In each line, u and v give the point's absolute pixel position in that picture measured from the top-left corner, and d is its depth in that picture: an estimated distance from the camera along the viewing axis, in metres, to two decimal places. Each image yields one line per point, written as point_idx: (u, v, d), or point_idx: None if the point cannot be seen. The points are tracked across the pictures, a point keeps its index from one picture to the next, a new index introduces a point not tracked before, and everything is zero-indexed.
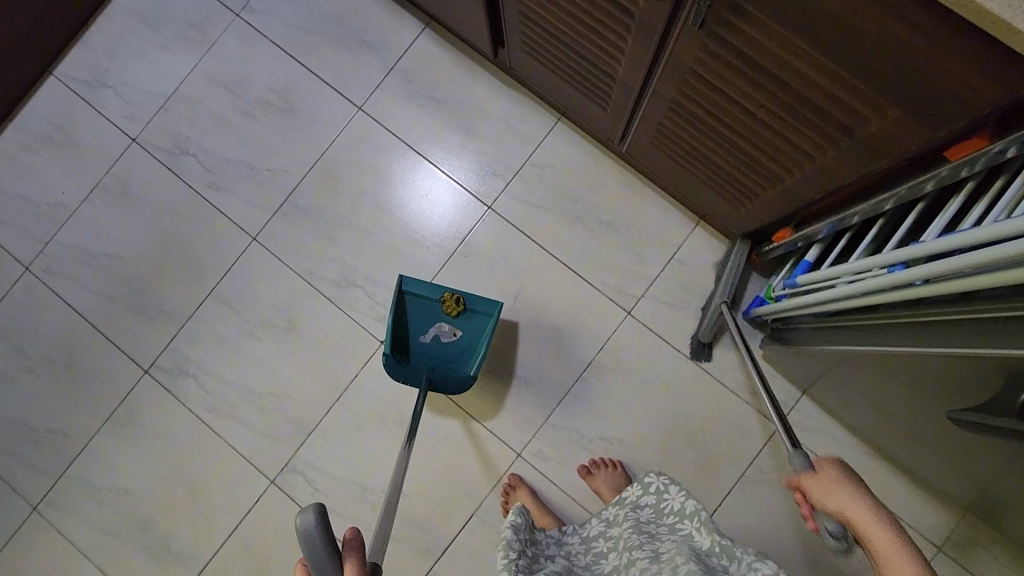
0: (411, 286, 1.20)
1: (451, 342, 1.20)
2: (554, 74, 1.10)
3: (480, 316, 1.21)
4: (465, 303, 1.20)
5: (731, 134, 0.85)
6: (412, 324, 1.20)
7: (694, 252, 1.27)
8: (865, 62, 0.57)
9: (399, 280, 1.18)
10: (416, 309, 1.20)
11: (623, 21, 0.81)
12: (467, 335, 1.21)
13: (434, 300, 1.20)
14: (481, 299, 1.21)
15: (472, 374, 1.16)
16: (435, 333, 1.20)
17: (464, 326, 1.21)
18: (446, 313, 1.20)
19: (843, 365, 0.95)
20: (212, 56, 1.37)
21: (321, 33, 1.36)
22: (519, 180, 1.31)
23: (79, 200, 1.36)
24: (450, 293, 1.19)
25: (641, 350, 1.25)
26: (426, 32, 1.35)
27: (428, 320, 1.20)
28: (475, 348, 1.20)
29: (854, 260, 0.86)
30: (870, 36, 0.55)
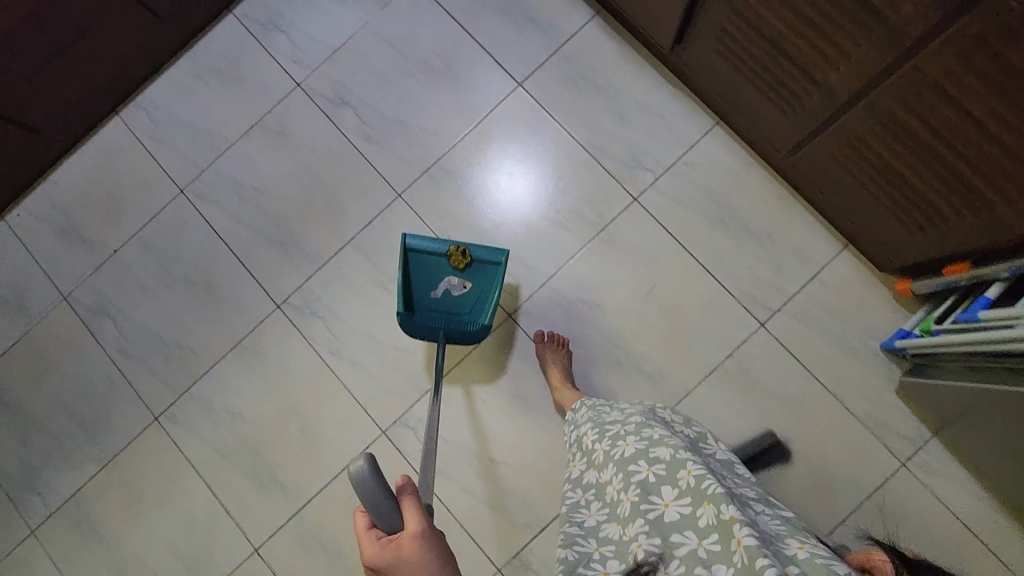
0: (416, 243, 1.25)
1: (461, 295, 1.25)
2: (741, 75, 1.10)
3: (488, 266, 1.26)
4: (470, 254, 1.25)
5: (947, 151, 0.84)
6: (422, 284, 1.26)
7: (839, 275, 1.24)
8: None
9: (403, 237, 1.24)
10: (424, 268, 1.25)
11: (865, 27, 0.80)
12: (477, 285, 1.26)
13: (439, 256, 1.25)
14: (487, 249, 1.26)
15: (486, 319, 1.21)
16: (446, 289, 1.25)
17: (473, 277, 1.26)
18: (453, 267, 1.25)
19: (1005, 410, 0.91)
20: (383, 14, 1.41)
21: (491, 5, 1.39)
22: (669, 176, 1.30)
23: (238, 133, 1.42)
24: (456, 246, 1.25)
25: (769, 364, 1.24)
26: (596, 19, 1.36)
27: (437, 276, 1.25)
28: (487, 296, 1.25)
29: None
30: None
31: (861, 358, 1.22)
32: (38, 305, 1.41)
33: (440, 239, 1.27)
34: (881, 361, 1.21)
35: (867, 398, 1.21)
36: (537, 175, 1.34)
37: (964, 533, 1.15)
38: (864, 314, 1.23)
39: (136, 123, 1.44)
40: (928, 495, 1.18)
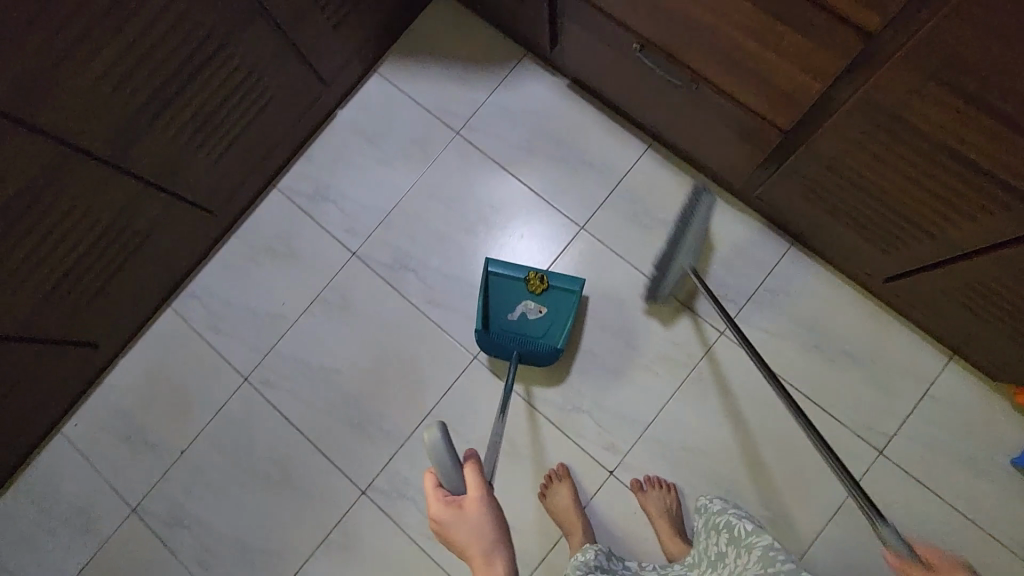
0: (496, 268, 1.27)
1: (537, 319, 1.26)
2: (828, 216, 1.07)
3: (563, 293, 1.26)
4: (547, 280, 1.26)
5: None
6: (499, 303, 1.27)
7: (950, 390, 1.19)
8: None
9: (486, 263, 1.25)
10: (502, 289, 1.26)
11: (998, 202, 0.77)
12: (552, 311, 1.26)
13: (518, 280, 1.26)
14: (565, 277, 1.26)
15: (559, 347, 1.22)
16: (522, 312, 1.26)
17: (549, 302, 1.26)
18: (531, 292, 1.26)
19: None
20: (432, 174, 1.41)
21: (541, 152, 1.39)
22: (753, 305, 1.26)
23: (299, 311, 1.37)
24: (534, 271, 1.25)
25: (897, 495, 1.17)
26: (648, 152, 1.36)
27: (513, 298, 1.26)
28: (561, 322, 1.25)
29: None
30: None
31: (993, 477, 1.16)
32: (107, 521, 1.32)
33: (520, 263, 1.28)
34: (1016, 480, 1.15)
35: (1008, 522, 1.14)
36: (597, 317, 1.30)
37: None
38: (985, 430, 1.17)
39: (191, 314, 1.39)
40: None
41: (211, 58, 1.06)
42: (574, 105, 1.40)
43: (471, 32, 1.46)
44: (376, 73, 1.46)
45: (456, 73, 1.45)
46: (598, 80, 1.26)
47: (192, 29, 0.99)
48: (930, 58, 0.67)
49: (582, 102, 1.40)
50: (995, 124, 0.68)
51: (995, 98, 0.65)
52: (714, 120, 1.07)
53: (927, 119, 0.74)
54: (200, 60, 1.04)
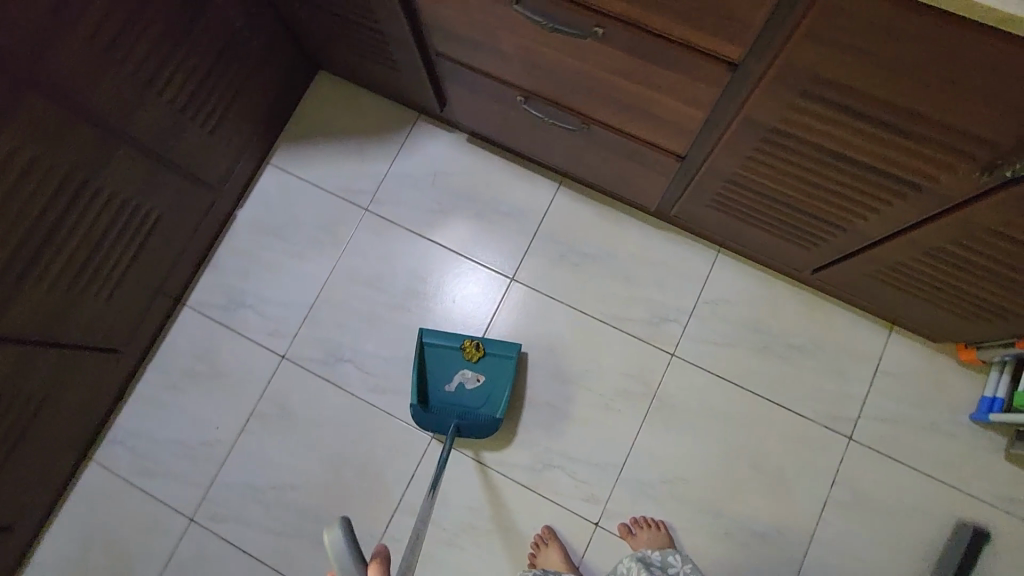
0: (431, 338, 1.23)
1: (474, 389, 1.21)
2: (744, 224, 1.07)
3: (500, 359, 1.22)
4: (484, 347, 1.22)
5: (1010, 272, 0.81)
6: (434, 374, 1.22)
7: (898, 361, 1.21)
8: None
9: (420, 333, 1.21)
10: (438, 359, 1.22)
11: (893, 192, 0.78)
12: (490, 379, 1.21)
13: (454, 349, 1.21)
14: (501, 343, 1.22)
15: (499, 417, 1.17)
16: (459, 382, 1.21)
17: (487, 370, 1.22)
18: (467, 360, 1.21)
19: None
20: (349, 256, 1.35)
21: (454, 211, 1.36)
22: (695, 320, 1.26)
23: (236, 431, 1.27)
24: (470, 339, 1.21)
25: (876, 477, 1.17)
26: (561, 189, 1.35)
27: (449, 368, 1.21)
28: (500, 389, 1.21)
29: None
30: None
31: (958, 437, 1.17)
32: None
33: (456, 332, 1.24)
34: (979, 433, 1.17)
35: (982, 476, 1.16)
36: (547, 366, 1.26)
37: None
38: (939, 393, 1.19)
39: (116, 462, 1.27)
40: None
41: (68, 195, 0.96)
42: (477, 157, 1.38)
43: (358, 105, 1.42)
44: (268, 165, 1.40)
45: (352, 149, 1.40)
46: (493, 132, 1.24)
47: (37, 172, 0.90)
48: (796, 77, 0.67)
49: (485, 153, 1.38)
50: (873, 126, 0.68)
51: (865, 104, 0.65)
52: (613, 155, 1.06)
53: (809, 129, 0.74)
54: (56, 201, 0.95)
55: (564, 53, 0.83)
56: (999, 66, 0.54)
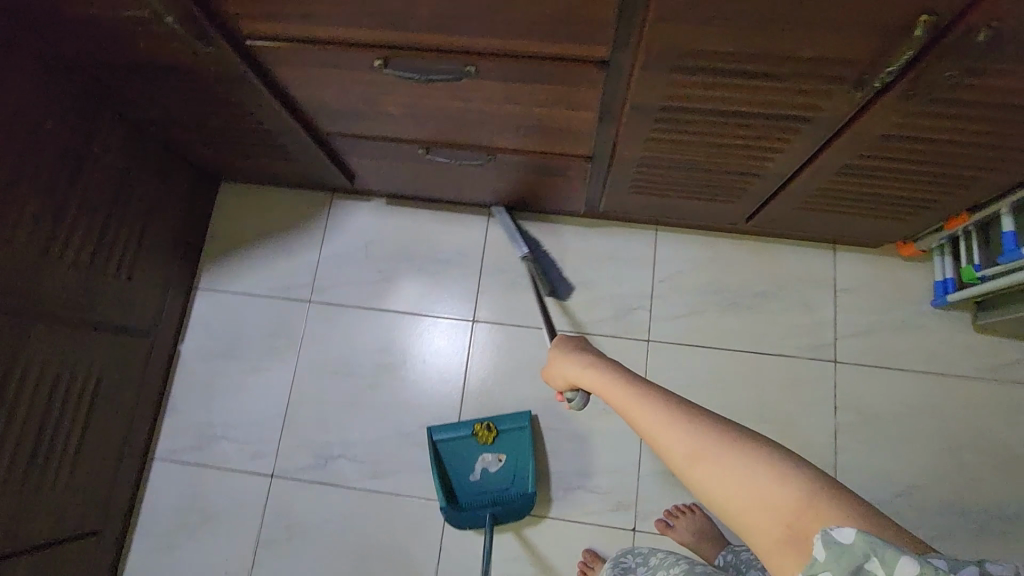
0: (441, 433, 1.19)
1: (499, 471, 1.19)
2: (669, 198, 1.10)
3: (515, 433, 1.20)
4: (496, 426, 1.20)
5: (917, 164, 0.85)
6: (456, 468, 1.19)
7: (851, 275, 1.26)
8: None
9: (429, 432, 1.18)
10: (454, 452, 1.19)
11: (788, 129, 0.80)
12: (511, 457, 1.19)
13: (466, 438, 1.19)
14: (512, 416, 1.20)
15: (531, 493, 1.14)
16: (481, 468, 1.18)
17: (506, 448, 1.20)
18: (483, 444, 1.19)
19: None
20: (307, 352, 1.31)
21: (398, 275, 1.35)
22: (658, 300, 1.28)
23: (248, 568, 1.20)
24: (480, 422, 1.19)
25: (872, 388, 1.20)
26: (490, 219, 1.35)
27: (468, 458, 1.19)
28: (523, 463, 1.18)
29: None
30: None
31: (930, 325, 1.22)
32: None
33: (464, 419, 1.21)
34: (946, 316, 1.22)
35: (963, 354, 1.20)
36: (536, 393, 1.25)
37: None
38: (899, 291, 1.24)
39: None
40: None
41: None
42: (402, 216, 1.38)
43: (270, 203, 1.40)
44: (197, 290, 1.36)
45: (277, 248, 1.38)
46: (410, 186, 1.25)
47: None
48: (662, 57, 0.68)
49: (408, 209, 1.38)
50: (747, 79, 0.71)
51: (731, 62, 0.68)
52: (528, 174, 1.08)
53: (694, 98, 0.76)
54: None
55: (447, 97, 0.84)
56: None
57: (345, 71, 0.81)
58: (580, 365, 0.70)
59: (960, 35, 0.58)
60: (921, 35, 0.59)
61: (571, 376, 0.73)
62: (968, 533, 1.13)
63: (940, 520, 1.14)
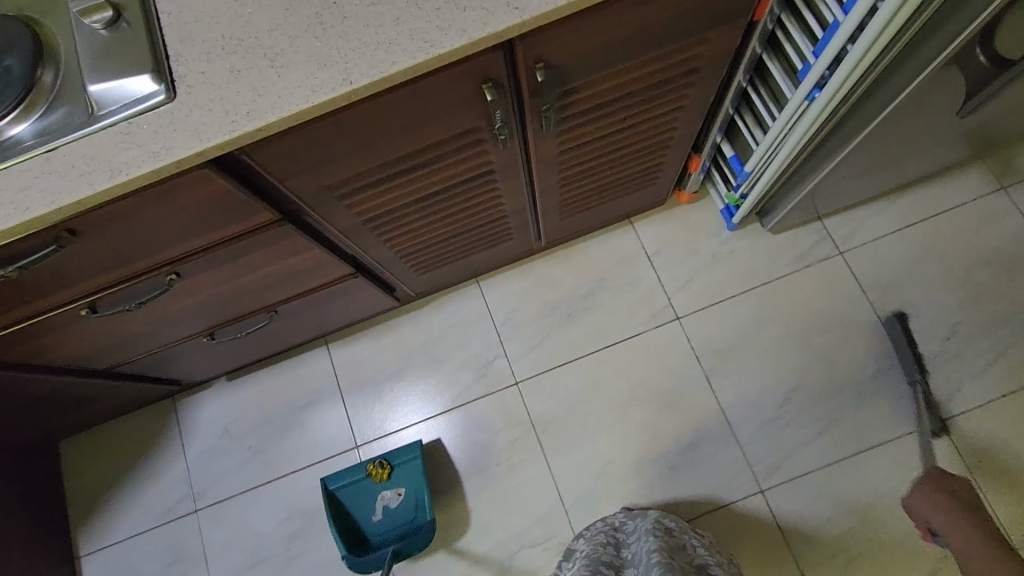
0: (336, 481, 1.21)
1: (399, 505, 1.21)
2: (456, 262, 1.15)
3: (407, 466, 1.23)
4: (389, 462, 1.22)
5: (612, 153, 0.94)
6: (357, 510, 1.22)
7: (654, 238, 1.35)
8: (667, 43, 0.69)
9: (323, 481, 1.20)
10: (353, 495, 1.22)
11: (485, 183, 0.87)
12: (410, 490, 1.22)
13: (361, 479, 1.22)
14: (400, 449, 1.23)
15: (429, 520, 1.17)
16: (381, 506, 1.22)
17: (403, 481, 1.23)
18: (378, 483, 1.22)
19: (848, 165, 1.04)
20: (216, 560, 1.27)
21: (269, 440, 1.33)
22: (509, 342, 1.32)
23: None
24: (371, 462, 1.21)
25: (717, 325, 1.29)
26: (330, 345, 1.36)
27: (368, 498, 1.22)
28: (422, 496, 1.21)
29: (773, 120, 0.95)
30: (660, 28, 0.66)
31: (735, 248, 1.33)
32: None
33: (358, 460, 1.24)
34: (743, 233, 1.33)
35: (772, 259, 1.31)
36: (440, 482, 1.26)
37: (911, 230, 1.30)
38: (698, 232, 1.34)
39: None
40: (869, 242, 1.31)
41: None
42: (248, 384, 1.36)
43: (116, 437, 1.35)
44: (81, 559, 1.29)
45: (143, 476, 1.33)
46: (234, 359, 1.24)
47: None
48: (320, 198, 0.72)
49: (250, 375, 1.37)
50: (410, 175, 0.76)
51: (380, 174, 0.73)
52: (319, 305, 1.10)
53: (384, 205, 0.81)
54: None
55: (181, 299, 0.85)
56: (407, 106, 0.62)
57: (69, 327, 0.81)
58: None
59: (526, 80, 0.65)
60: (497, 98, 0.66)
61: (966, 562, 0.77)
62: (850, 404, 1.23)
63: (822, 409, 1.23)
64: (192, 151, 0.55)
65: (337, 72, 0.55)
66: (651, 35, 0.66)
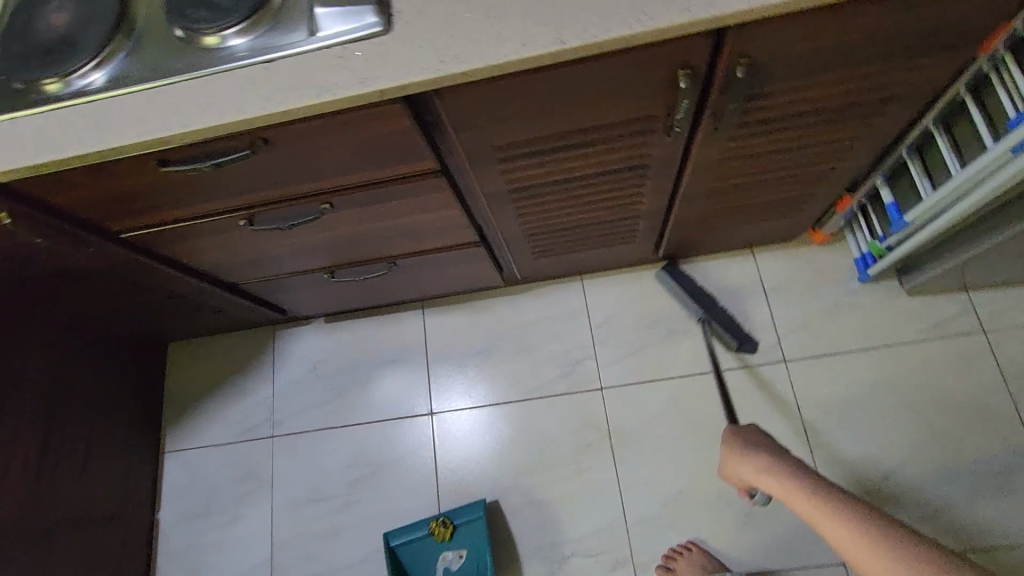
0: (398, 537, 1.18)
1: (461, 567, 1.17)
2: (573, 253, 1.14)
3: (470, 527, 1.18)
4: (452, 521, 1.18)
5: (770, 172, 0.89)
6: (419, 569, 1.19)
7: (776, 274, 1.28)
8: (876, 61, 0.65)
9: (387, 539, 1.16)
10: (414, 555, 1.18)
11: (636, 177, 0.85)
12: (473, 552, 1.18)
13: (424, 536, 1.18)
14: (463, 508, 1.18)
15: None
16: (442, 567, 1.18)
17: (464, 542, 1.18)
18: (441, 541, 1.17)
19: None
20: (280, 488, 1.32)
21: (351, 387, 1.37)
22: (601, 346, 1.30)
23: None
24: (436, 519, 1.17)
25: (827, 378, 1.21)
26: (427, 311, 1.39)
27: (431, 555, 1.18)
28: (484, 558, 1.16)
29: (958, 170, 0.87)
30: (876, 44, 0.62)
31: (863, 302, 1.24)
32: None
33: (420, 517, 1.20)
34: (876, 288, 1.24)
35: (903, 322, 1.21)
36: (503, 468, 1.26)
37: None
38: (825, 278, 1.26)
39: None
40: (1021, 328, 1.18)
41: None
42: (342, 330, 1.42)
43: (218, 351, 1.44)
44: (165, 455, 1.38)
45: (234, 394, 1.41)
46: (338, 302, 1.29)
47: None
48: (484, 156, 0.73)
49: (347, 322, 1.42)
50: (570, 152, 0.76)
51: (545, 144, 0.73)
52: (434, 268, 1.12)
53: (536, 177, 0.81)
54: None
55: (324, 230, 0.89)
56: (600, 78, 0.62)
57: (223, 234, 0.87)
58: (758, 468, 0.93)
59: (724, 75, 0.63)
60: (689, 87, 0.64)
61: (747, 478, 0.96)
62: (964, 497, 1.11)
63: (925, 498, 1.11)
64: (397, 84, 0.56)
65: (550, 31, 0.55)
66: (864, 50, 0.63)
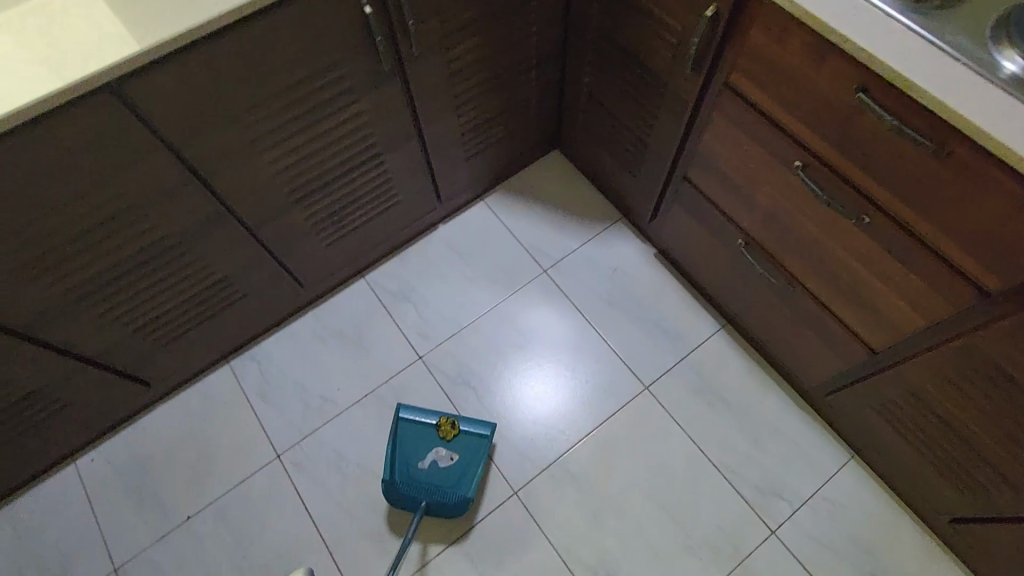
0: (408, 413, 1.28)
1: (448, 467, 1.24)
2: (905, 441, 1.09)
3: (472, 435, 1.27)
4: (459, 425, 1.27)
5: None
6: (412, 452, 1.25)
7: None
8: None
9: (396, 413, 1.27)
10: (414, 435, 1.26)
11: None
12: (465, 460, 1.25)
13: (429, 426, 1.27)
14: (475, 422, 1.28)
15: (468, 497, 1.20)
16: (432, 459, 1.25)
17: (461, 448, 1.26)
18: (442, 438, 1.26)
19: None
20: (514, 299, 1.47)
21: (619, 306, 1.45)
22: (806, 509, 1.25)
23: (353, 398, 1.37)
24: (446, 416, 1.27)
25: None
26: (722, 333, 1.42)
27: (425, 445, 1.26)
28: (472, 470, 1.24)
29: None
30: None
31: None
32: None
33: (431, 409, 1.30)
34: None
35: None
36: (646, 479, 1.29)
37: None
38: None
39: (248, 377, 1.40)
40: None
41: (363, 160, 1.18)
42: (656, 271, 1.49)
43: (576, 188, 1.59)
44: (481, 200, 1.59)
45: (554, 219, 1.56)
46: (689, 259, 1.36)
47: (349, 120, 1.08)
48: None
49: (665, 270, 1.49)
50: None
51: None
52: (799, 323, 1.14)
53: None
54: (353, 162, 1.17)
55: (817, 225, 0.94)
56: None
57: (763, 150, 0.95)
58: None
59: None
60: None
61: None
62: None
63: None
64: None
65: None
66: None
